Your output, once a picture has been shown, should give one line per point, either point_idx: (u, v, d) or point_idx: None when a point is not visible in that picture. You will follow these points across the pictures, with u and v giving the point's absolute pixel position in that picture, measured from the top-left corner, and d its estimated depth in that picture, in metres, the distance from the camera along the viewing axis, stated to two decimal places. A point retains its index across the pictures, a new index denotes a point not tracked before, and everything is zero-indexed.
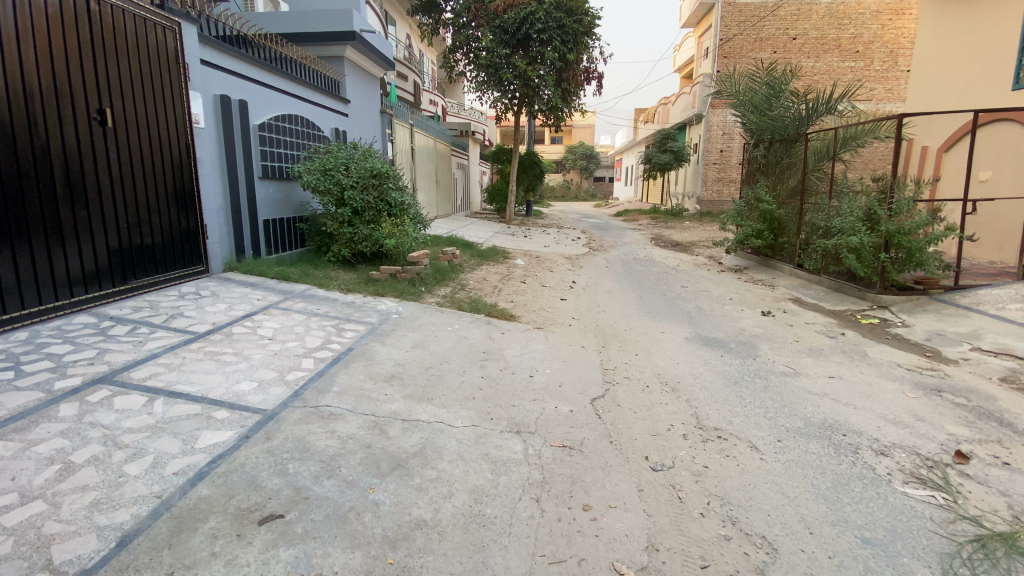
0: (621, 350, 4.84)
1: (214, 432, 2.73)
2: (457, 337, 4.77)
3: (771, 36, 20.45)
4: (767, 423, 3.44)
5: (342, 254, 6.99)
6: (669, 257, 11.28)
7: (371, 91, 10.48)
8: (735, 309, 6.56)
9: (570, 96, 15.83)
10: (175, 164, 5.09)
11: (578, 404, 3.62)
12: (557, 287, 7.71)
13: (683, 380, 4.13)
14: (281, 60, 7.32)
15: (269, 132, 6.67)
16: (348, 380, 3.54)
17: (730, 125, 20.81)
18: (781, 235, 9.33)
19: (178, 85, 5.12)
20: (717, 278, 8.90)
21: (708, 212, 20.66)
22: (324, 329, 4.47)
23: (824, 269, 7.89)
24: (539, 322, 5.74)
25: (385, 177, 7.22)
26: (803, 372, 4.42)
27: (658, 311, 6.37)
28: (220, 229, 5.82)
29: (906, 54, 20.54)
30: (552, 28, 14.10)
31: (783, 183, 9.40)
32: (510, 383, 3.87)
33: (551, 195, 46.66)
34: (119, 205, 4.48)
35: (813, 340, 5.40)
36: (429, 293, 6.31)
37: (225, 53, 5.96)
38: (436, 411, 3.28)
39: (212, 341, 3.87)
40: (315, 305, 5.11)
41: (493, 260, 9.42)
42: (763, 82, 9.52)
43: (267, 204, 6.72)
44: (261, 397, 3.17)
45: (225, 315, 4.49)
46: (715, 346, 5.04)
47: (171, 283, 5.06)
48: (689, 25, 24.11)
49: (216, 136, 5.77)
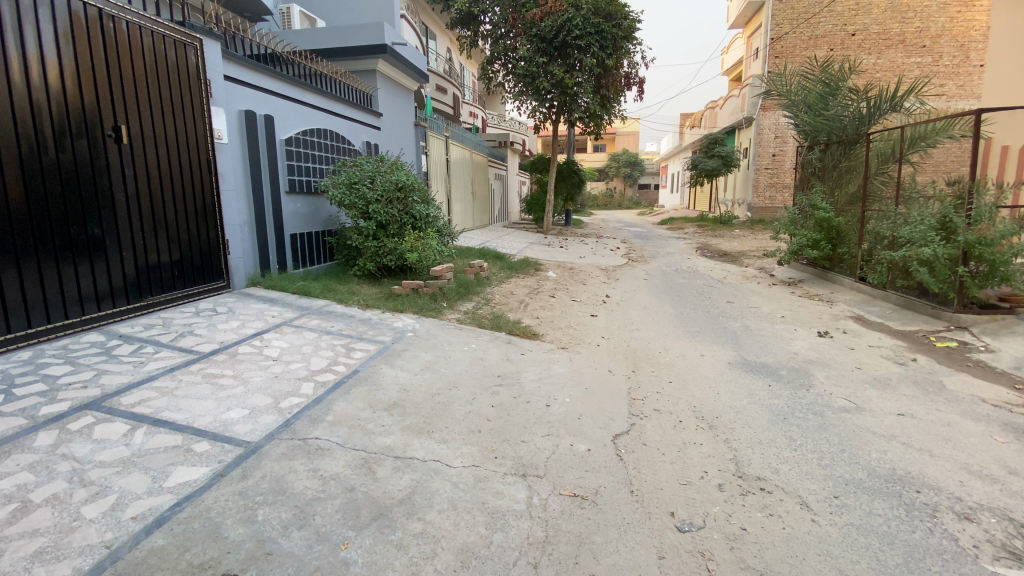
0: (653, 376, 4.37)
1: (189, 467, 2.54)
2: (472, 359, 4.46)
3: (827, 33, 19.23)
4: (821, 474, 2.91)
5: (367, 268, 6.85)
6: (715, 268, 10.58)
7: (405, 103, 10.46)
8: (786, 329, 5.91)
9: (610, 103, 15.31)
10: (194, 179, 5.12)
11: (596, 442, 3.21)
12: (588, 302, 7.28)
13: (721, 415, 3.62)
14: (314, 76, 7.37)
15: (297, 146, 6.67)
16: (345, 409, 3.28)
17: (783, 128, 19.65)
18: (840, 245, 8.49)
19: (198, 101, 5.17)
20: (767, 293, 8.19)
21: (759, 220, 19.55)
22: (332, 349, 4.25)
23: (891, 284, 7.08)
24: (565, 341, 5.34)
25: (411, 190, 7.06)
26: (867, 408, 3.80)
27: (698, 330, 5.83)
28: (243, 244, 5.81)
29: (979, 47, 18.85)
30: (591, 35, 13.65)
31: (842, 188, 8.58)
32: (523, 415, 3.50)
33: (594, 204, 46.01)
34: (135, 220, 4.49)
35: (877, 367, 4.73)
36: (451, 309, 6.04)
37: (252, 70, 5.99)
38: (435, 447, 2.96)
39: (214, 362, 3.74)
40: (330, 322, 4.93)
41: (523, 272, 9.10)
42: (818, 80, 8.77)
43: (294, 218, 6.68)
44: (249, 427, 2.95)
45: (234, 333, 4.37)
46: (762, 373, 4.47)
47: (189, 299, 5.06)
48: (738, 26, 23.10)
49: (240, 151, 5.78)
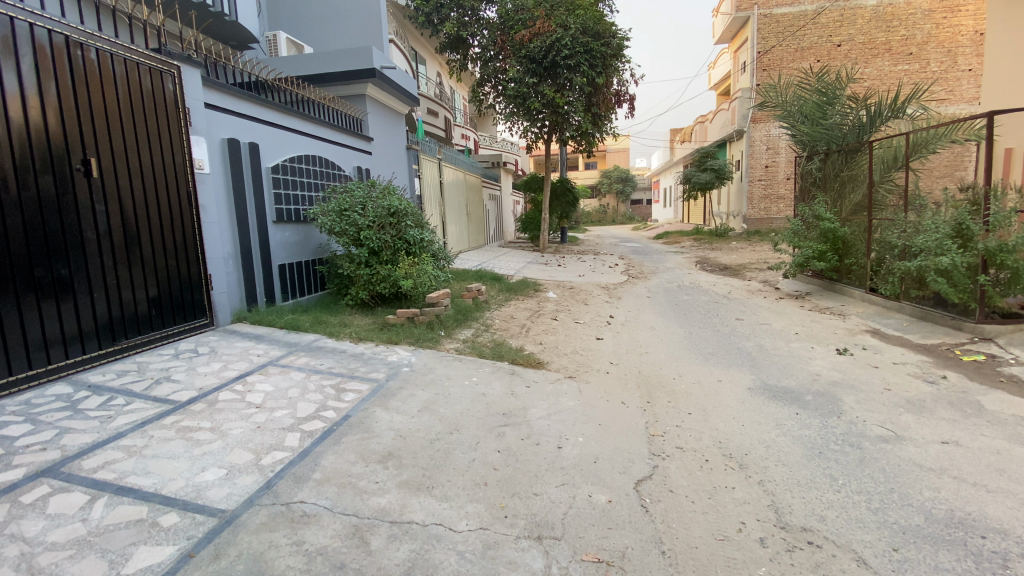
0: (670, 407, 4.05)
1: (153, 547, 2.18)
2: (474, 395, 4.12)
3: (813, 45, 19.41)
4: (873, 521, 2.58)
5: (360, 297, 6.54)
6: (718, 283, 10.32)
7: (395, 127, 10.28)
8: (803, 347, 5.61)
9: (602, 120, 15.26)
10: (173, 212, 4.83)
11: (616, 491, 2.88)
12: (592, 324, 6.98)
13: (751, 451, 3.30)
14: (301, 102, 7.17)
15: (284, 174, 6.42)
16: (334, 463, 2.94)
17: (774, 139, 19.67)
18: (847, 255, 8.27)
19: (176, 131, 4.92)
20: (776, 307, 7.92)
21: (756, 231, 19.42)
22: (322, 392, 3.91)
23: (905, 294, 6.83)
24: (571, 370, 5.02)
25: (404, 215, 6.79)
26: (907, 437, 3.48)
27: (711, 352, 5.52)
28: (227, 278, 5.51)
29: (965, 52, 19.16)
30: (580, 53, 13.61)
31: (845, 198, 8.40)
32: (533, 461, 3.16)
33: (587, 220, 46.04)
34: (107, 258, 4.18)
35: (907, 387, 4.41)
36: (449, 338, 5.71)
37: (235, 97, 5.77)
38: (436, 507, 2.62)
39: (190, 413, 3.39)
40: (319, 360, 4.59)
41: (522, 295, 8.80)
42: (814, 90, 8.63)
43: (282, 248, 6.39)
44: (225, 492, 2.60)
45: (215, 377, 4.03)
46: (786, 399, 4.15)
47: (167, 340, 4.72)
48: (723, 41, 23.34)
49: (223, 181, 5.52)
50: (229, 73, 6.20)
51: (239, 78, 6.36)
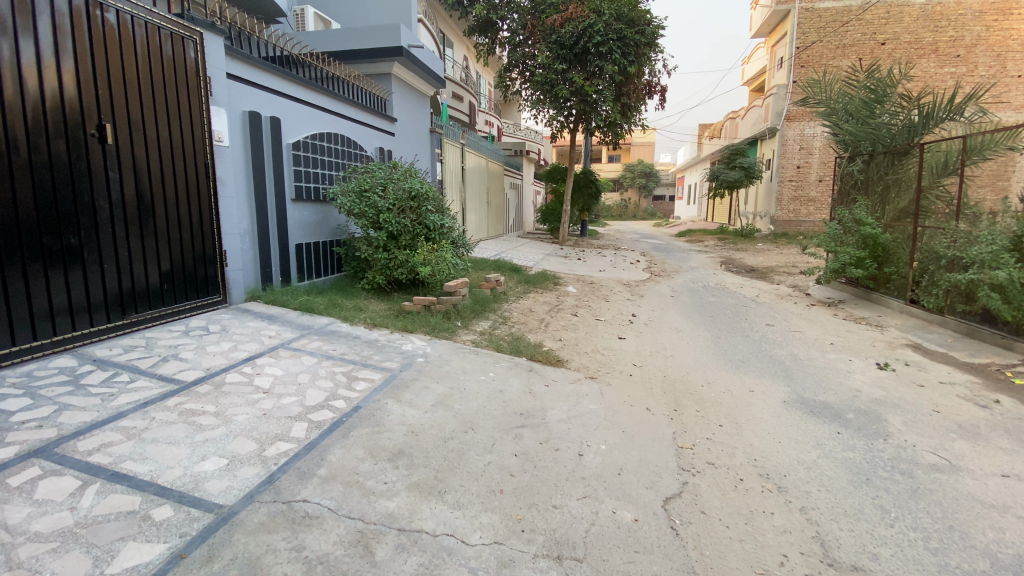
0: (700, 417, 3.78)
1: (142, 544, 2.02)
2: (491, 391, 3.91)
3: (856, 42, 18.55)
4: (933, 565, 2.31)
5: (376, 282, 6.37)
6: (746, 286, 9.92)
7: (420, 109, 10.05)
8: (840, 360, 5.28)
9: (631, 111, 14.79)
10: (191, 184, 4.68)
11: (643, 509, 2.65)
12: (614, 322, 6.72)
13: (790, 473, 3.03)
14: (326, 79, 6.98)
15: (305, 150, 6.24)
16: (341, 459, 2.75)
17: (808, 139, 18.99)
18: (887, 264, 7.85)
19: (197, 100, 4.75)
20: (808, 314, 7.54)
21: (783, 233, 18.80)
22: (333, 379, 3.74)
23: (949, 308, 6.43)
24: (592, 370, 4.77)
25: (425, 199, 6.58)
26: (964, 468, 3.18)
27: (740, 359, 5.22)
28: (242, 255, 5.37)
29: (1015, 57, 18.27)
30: (612, 41, 13.13)
31: (889, 203, 7.92)
32: (552, 469, 2.94)
33: (607, 214, 45.44)
34: (120, 229, 4.04)
35: (957, 410, 4.08)
36: (466, 329, 5.50)
37: (259, 69, 5.59)
38: (448, 515, 2.41)
39: (195, 395, 3.24)
40: (331, 345, 4.42)
41: (541, 287, 8.56)
42: (863, 87, 8.16)
43: (300, 227, 6.24)
44: (223, 485, 2.44)
45: (224, 358, 3.88)
46: (825, 416, 3.85)
47: (179, 316, 4.60)
48: (761, 35, 22.52)
49: (242, 154, 5.36)
50: (256, 45, 6.03)
51: (265, 51, 6.21)
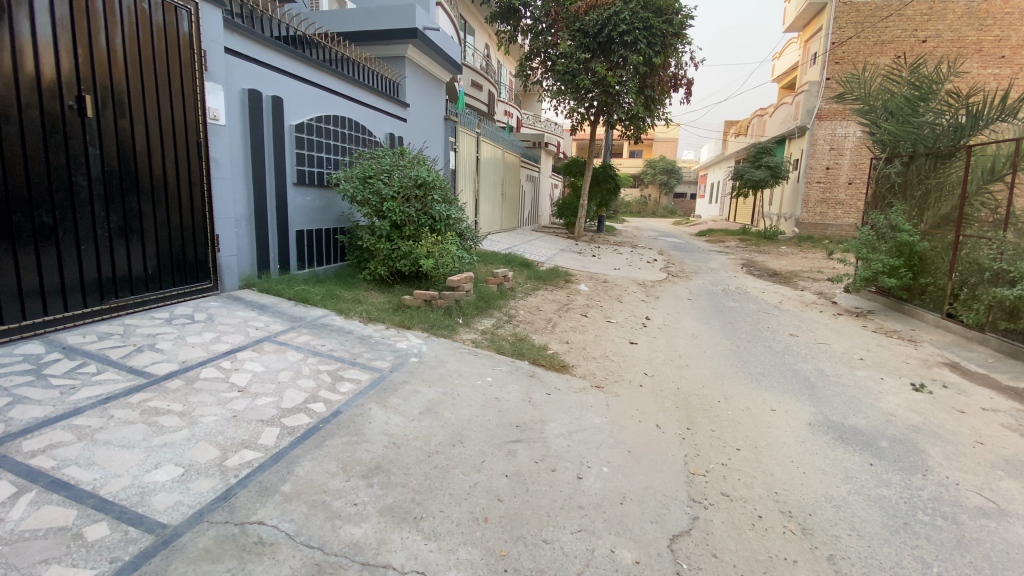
0: (715, 439, 3.43)
1: (64, 570, 1.76)
2: (487, 399, 3.61)
3: (895, 39, 17.63)
4: None
5: (378, 273, 6.10)
6: (767, 290, 9.44)
7: (435, 95, 9.73)
8: (870, 377, 4.86)
9: (654, 104, 14.24)
10: (181, 163, 4.45)
11: (646, 548, 2.32)
12: (626, 325, 6.36)
13: (816, 511, 2.67)
14: (335, 60, 6.70)
15: (309, 133, 5.98)
16: (309, 474, 2.47)
17: (840, 139, 18.18)
18: (923, 274, 7.32)
19: (189, 75, 4.50)
20: (834, 325, 7.08)
21: (808, 236, 18.11)
22: (316, 378, 3.46)
23: (990, 325, 5.92)
24: (599, 378, 4.42)
25: (431, 187, 6.27)
26: (1015, 514, 2.73)
27: (760, 372, 4.83)
28: (237, 241, 5.14)
29: None
30: (638, 30, 12.60)
31: (929, 208, 7.36)
32: (546, 494, 2.62)
33: (625, 209, 44.75)
34: (100, 209, 3.82)
35: (1003, 442, 3.61)
36: (467, 327, 5.20)
37: (261, 45, 5.33)
38: (421, 548, 2.12)
39: (163, 392, 3.01)
40: (321, 339, 4.15)
41: (552, 284, 8.23)
42: (905, 83, 7.60)
43: (301, 213, 5.99)
44: (173, 500, 2.17)
45: (203, 351, 3.65)
46: (855, 443, 3.46)
47: (163, 302, 4.38)
48: (794, 29, 21.58)
49: (240, 135, 5.12)
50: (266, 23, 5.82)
51: (274, 29, 5.98)
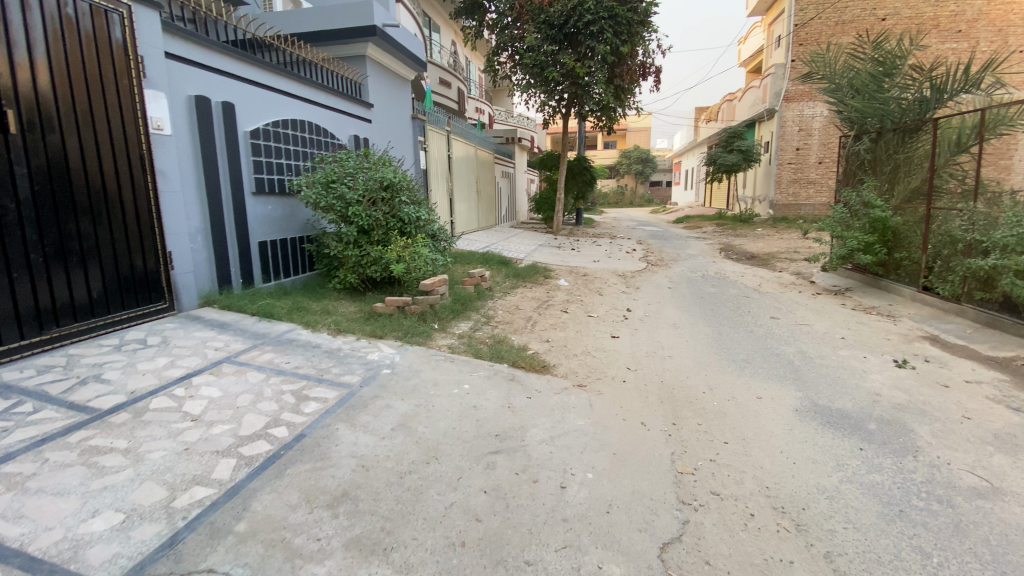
0: (702, 433, 3.31)
1: None
2: (464, 408, 3.42)
3: (855, 18, 17.84)
4: None
5: (347, 281, 5.86)
6: (746, 274, 9.43)
7: (399, 94, 9.45)
8: (853, 357, 4.81)
9: (624, 94, 14.16)
10: (123, 178, 4.15)
11: (635, 561, 2.17)
12: (607, 318, 6.23)
13: (809, 505, 2.56)
14: (291, 62, 6.42)
15: (266, 139, 5.70)
16: (267, 508, 2.27)
17: (807, 120, 18.40)
18: (897, 248, 7.35)
19: (127, 84, 4.20)
20: (814, 304, 7.06)
21: (783, 217, 18.29)
22: (279, 399, 3.24)
23: (966, 296, 5.95)
24: (581, 377, 4.26)
25: (398, 189, 6.04)
26: (1011, 492, 2.66)
27: (744, 359, 4.74)
28: (193, 257, 4.87)
29: (1018, 31, 17.77)
30: (604, 19, 12.48)
31: (899, 182, 7.40)
32: (527, 509, 2.45)
33: (603, 201, 44.83)
34: (31, 232, 3.55)
35: (990, 416, 3.56)
36: (442, 332, 5.01)
37: (207, 49, 5.04)
38: None
39: (107, 428, 2.78)
40: (286, 356, 3.92)
41: (531, 281, 8.07)
42: (869, 59, 7.59)
43: (262, 223, 5.72)
44: (110, 552, 1.95)
45: (155, 378, 3.40)
46: (843, 427, 3.37)
47: (112, 328, 4.12)
48: (757, 12, 21.68)
49: (189, 144, 4.83)
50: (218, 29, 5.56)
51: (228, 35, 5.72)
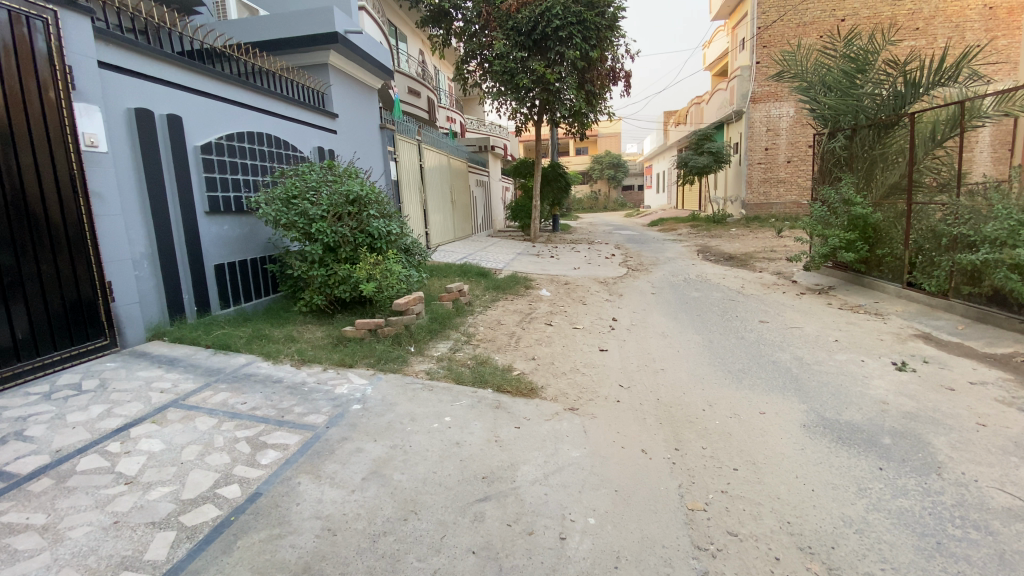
0: (709, 460, 3.01)
1: None
2: (446, 446, 3.06)
3: (816, 20, 18.20)
4: None
5: (314, 303, 5.43)
6: (728, 276, 9.29)
7: (365, 103, 9.05)
8: (851, 361, 4.61)
9: (596, 99, 14.06)
10: (49, 203, 3.66)
11: None
12: (592, 330, 5.94)
13: (839, 543, 2.29)
14: (246, 71, 5.99)
15: (219, 154, 5.26)
16: None
17: (774, 120, 18.66)
18: (879, 245, 7.28)
19: (52, 97, 3.72)
20: (801, 305, 6.93)
21: (756, 217, 18.44)
22: (233, 450, 2.82)
23: (953, 291, 5.88)
24: (572, 399, 3.92)
25: (366, 203, 5.65)
26: None
27: (741, 369, 4.50)
28: (139, 285, 4.39)
29: (973, 27, 18.29)
30: (572, 24, 12.33)
31: (877, 179, 7.42)
32: (524, 572, 2.11)
33: (577, 207, 44.91)
34: None
35: (1004, 421, 3.37)
36: (419, 356, 4.63)
37: (148, 57, 4.59)
38: None
39: (22, 500, 2.33)
40: (243, 396, 3.49)
41: (511, 293, 7.74)
42: (841, 57, 7.55)
43: (218, 245, 5.27)
44: None
45: (88, 430, 2.95)
46: (857, 444, 3.13)
47: (42, 372, 3.63)
48: (721, 16, 22.00)
49: (130, 162, 4.36)
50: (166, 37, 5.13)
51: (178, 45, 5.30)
